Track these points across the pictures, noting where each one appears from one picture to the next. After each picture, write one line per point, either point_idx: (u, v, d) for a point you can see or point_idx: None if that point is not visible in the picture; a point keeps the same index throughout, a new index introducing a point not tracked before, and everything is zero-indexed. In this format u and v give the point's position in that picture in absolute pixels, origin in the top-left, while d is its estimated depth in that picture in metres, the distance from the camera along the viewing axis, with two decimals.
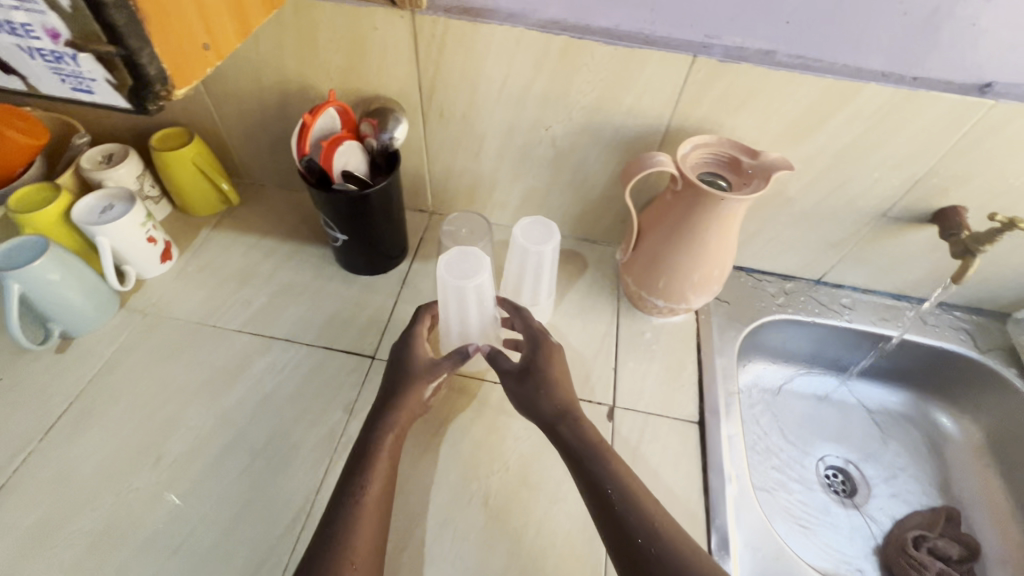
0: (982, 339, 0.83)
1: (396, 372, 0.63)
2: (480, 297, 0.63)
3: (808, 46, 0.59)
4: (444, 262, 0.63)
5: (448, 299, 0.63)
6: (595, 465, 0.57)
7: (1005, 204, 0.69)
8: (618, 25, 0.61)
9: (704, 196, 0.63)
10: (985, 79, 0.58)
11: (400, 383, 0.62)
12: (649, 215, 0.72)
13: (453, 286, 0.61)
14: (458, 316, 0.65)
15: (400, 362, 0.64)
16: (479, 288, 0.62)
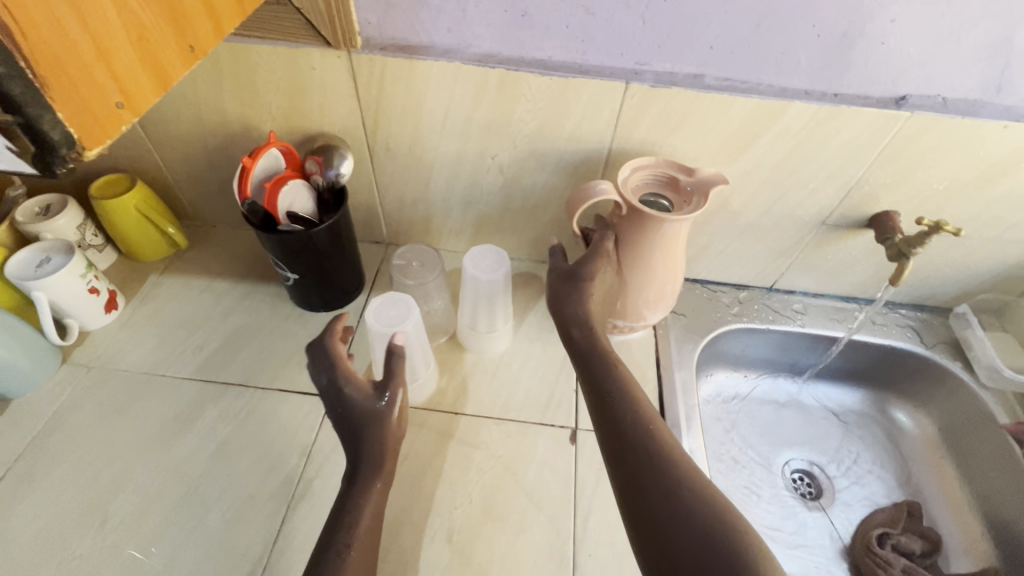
0: (928, 334, 0.86)
1: (344, 412, 0.57)
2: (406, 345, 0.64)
3: (732, 69, 0.62)
4: (371, 307, 0.64)
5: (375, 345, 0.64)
6: (627, 426, 0.56)
7: (932, 206, 0.73)
8: (552, 56, 0.63)
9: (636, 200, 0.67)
10: (899, 93, 0.62)
11: (356, 423, 0.56)
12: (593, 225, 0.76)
13: (377, 332, 0.62)
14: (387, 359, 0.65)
15: (342, 400, 0.57)
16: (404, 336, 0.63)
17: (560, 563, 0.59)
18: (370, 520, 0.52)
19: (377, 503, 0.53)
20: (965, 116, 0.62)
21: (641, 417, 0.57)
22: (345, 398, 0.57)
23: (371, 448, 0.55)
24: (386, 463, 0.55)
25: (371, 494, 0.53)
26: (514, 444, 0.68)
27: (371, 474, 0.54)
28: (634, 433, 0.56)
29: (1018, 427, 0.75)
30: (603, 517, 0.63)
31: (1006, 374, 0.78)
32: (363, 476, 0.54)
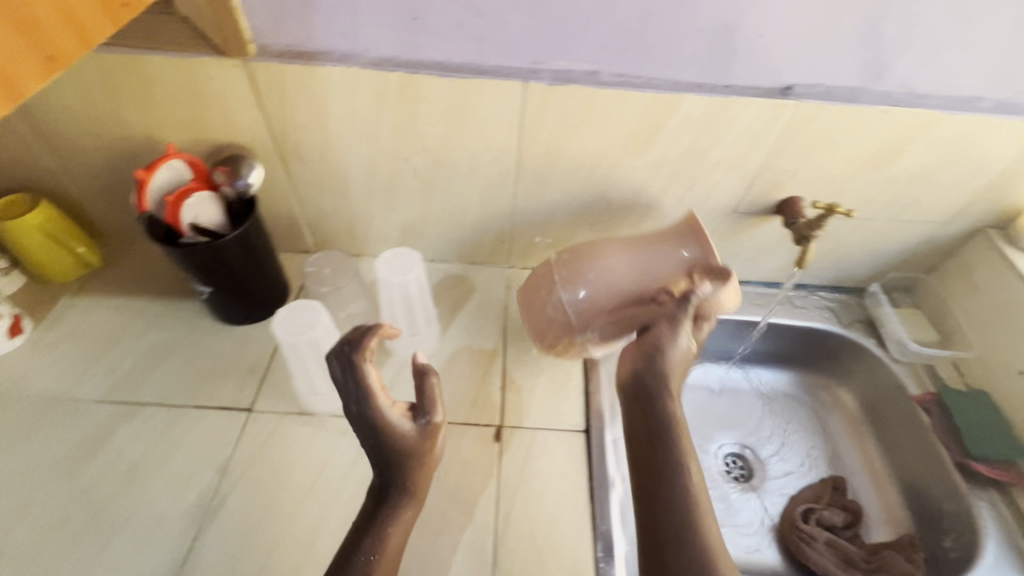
0: (845, 314, 0.89)
1: (380, 448, 0.54)
2: (320, 353, 0.63)
3: (626, 65, 0.63)
4: (279, 316, 0.62)
5: (287, 356, 0.63)
6: (666, 465, 0.54)
7: (832, 190, 0.76)
8: (449, 58, 0.63)
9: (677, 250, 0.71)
10: (785, 83, 0.64)
11: (394, 453, 0.54)
12: (639, 264, 0.71)
13: (286, 342, 0.61)
14: (302, 367, 0.64)
15: (382, 439, 0.54)
16: (314, 342, 0.62)
17: (478, 561, 0.60)
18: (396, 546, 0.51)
19: (405, 526, 0.52)
20: (846, 103, 0.65)
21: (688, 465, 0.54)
22: (386, 433, 0.54)
23: (402, 484, 0.53)
24: (420, 491, 0.54)
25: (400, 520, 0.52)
26: None
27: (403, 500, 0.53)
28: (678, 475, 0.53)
29: (924, 397, 0.79)
30: (524, 512, 0.64)
31: (909, 348, 0.83)
32: (393, 502, 0.52)
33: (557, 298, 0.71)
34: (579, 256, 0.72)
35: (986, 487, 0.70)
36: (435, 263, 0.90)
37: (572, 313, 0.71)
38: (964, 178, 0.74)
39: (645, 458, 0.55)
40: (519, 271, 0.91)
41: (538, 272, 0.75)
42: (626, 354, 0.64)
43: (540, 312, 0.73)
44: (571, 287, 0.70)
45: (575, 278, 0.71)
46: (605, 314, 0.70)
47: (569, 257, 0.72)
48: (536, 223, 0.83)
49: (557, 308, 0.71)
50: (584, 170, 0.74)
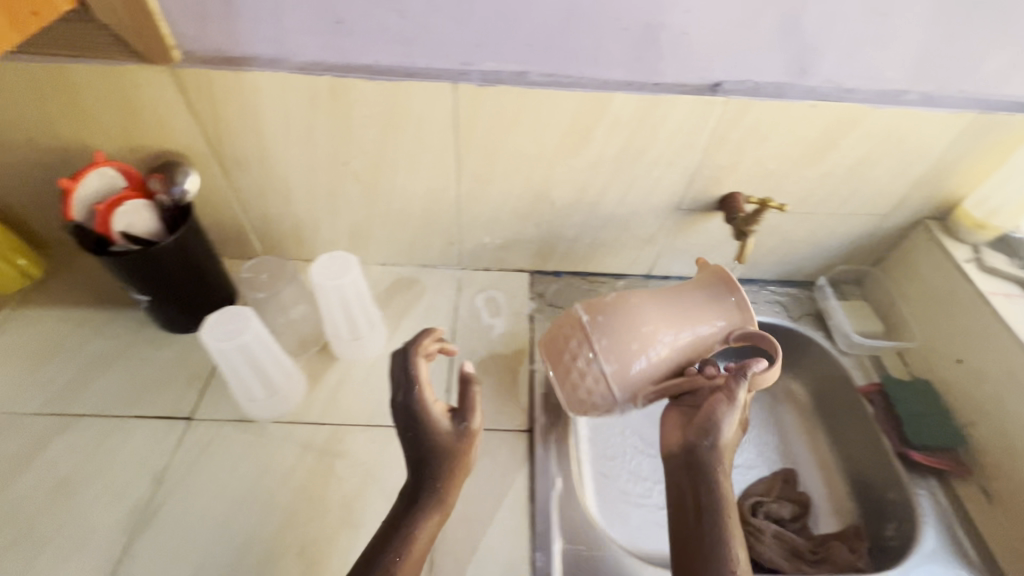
0: (794, 308, 0.90)
1: (424, 446, 0.57)
2: (252, 357, 0.63)
3: (553, 65, 0.64)
4: (208, 321, 0.61)
5: (219, 362, 0.62)
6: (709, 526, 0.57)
7: (771, 185, 0.76)
8: (377, 61, 0.63)
9: (715, 301, 0.67)
10: (713, 79, 0.65)
11: (431, 451, 0.57)
12: (680, 321, 0.66)
13: (214, 348, 0.60)
14: (236, 373, 0.64)
15: (427, 447, 0.57)
16: (246, 347, 0.61)
17: None
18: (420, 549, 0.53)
19: (429, 532, 0.54)
20: (774, 98, 0.66)
21: (724, 525, 0.57)
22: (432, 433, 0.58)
23: (438, 485, 0.56)
24: (449, 497, 0.56)
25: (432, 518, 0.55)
26: (378, 450, 0.69)
27: (433, 507, 0.55)
28: (716, 531, 0.56)
29: (869, 388, 0.79)
30: (463, 513, 0.64)
31: (853, 340, 0.83)
32: (423, 505, 0.55)
33: (594, 370, 0.64)
34: (617, 320, 0.64)
35: (925, 475, 0.71)
36: (386, 266, 0.90)
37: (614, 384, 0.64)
38: (898, 170, 0.74)
39: (691, 526, 0.58)
40: (471, 272, 0.91)
41: (564, 334, 0.67)
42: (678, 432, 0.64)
43: (572, 381, 0.66)
44: (613, 358, 0.63)
45: (615, 348, 0.63)
46: (647, 381, 0.65)
47: (609, 320, 0.64)
48: (483, 224, 0.83)
49: (595, 382, 0.65)
50: (524, 170, 0.74)
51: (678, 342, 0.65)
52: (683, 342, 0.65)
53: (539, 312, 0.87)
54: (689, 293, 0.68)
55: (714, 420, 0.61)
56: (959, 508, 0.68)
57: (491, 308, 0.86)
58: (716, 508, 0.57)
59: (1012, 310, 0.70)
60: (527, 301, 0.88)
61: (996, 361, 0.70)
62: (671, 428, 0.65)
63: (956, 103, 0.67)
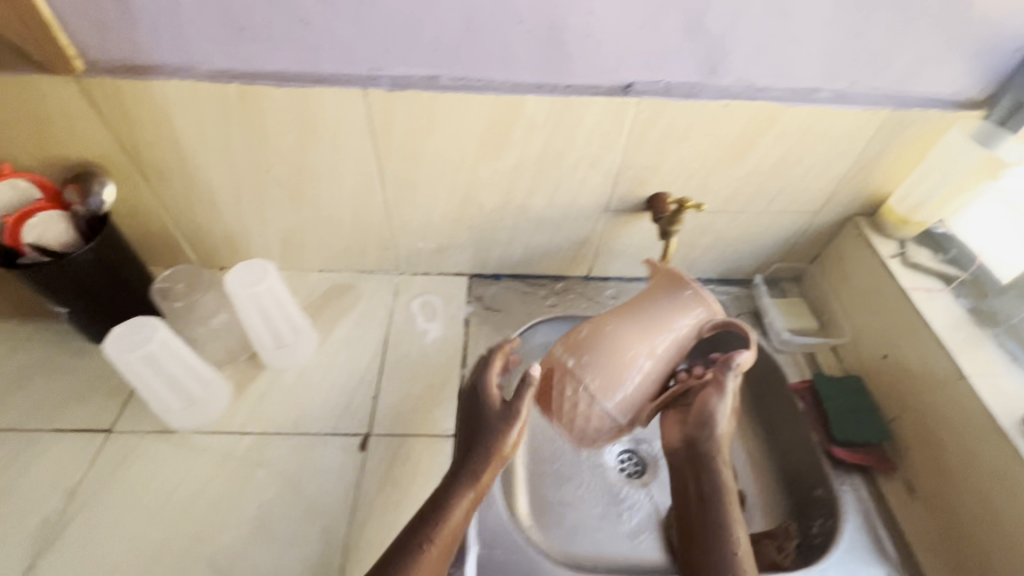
0: (732, 306, 0.91)
1: (480, 423, 0.62)
2: (161, 367, 0.63)
3: (462, 69, 0.63)
4: (113, 333, 0.62)
5: (127, 374, 0.63)
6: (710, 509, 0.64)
7: (696, 185, 0.76)
8: (285, 68, 0.63)
9: (681, 298, 0.66)
10: (624, 81, 0.65)
11: (482, 428, 0.62)
12: (656, 331, 0.64)
13: (118, 360, 0.61)
14: (148, 385, 0.64)
15: (481, 426, 0.62)
16: (151, 357, 0.62)
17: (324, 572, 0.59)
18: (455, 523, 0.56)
19: (465, 508, 0.58)
20: (686, 98, 0.66)
21: (725, 507, 0.64)
22: (488, 413, 0.63)
23: (477, 462, 0.59)
24: (483, 477, 0.59)
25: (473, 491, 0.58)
26: (300, 458, 0.68)
27: (467, 484, 0.58)
28: (715, 511, 0.64)
29: (800, 385, 0.78)
30: (380, 521, 0.64)
31: (783, 337, 0.84)
32: (462, 482, 0.58)
33: (596, 407, 0.63)
34: (602, 358, 0.62)
35: (849, 472, 0.71)
36: (324, 272, 0.90)
37: (617, 415, 0.64)
38: (821, 168, 0.75)
39: (694, 512, 0.66)
40: (410, 277, 0.91)
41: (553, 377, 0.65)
42: (676, 430, 0.70)
43: (579, 422, 0.65)
44: (609, 394, 0.63)
45: (606, 386, 0.62)
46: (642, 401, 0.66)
47: (593, 357, 0.63)
48: (415, 229, 0.83)
49: (600, 420, 0.64)
50: (447, 175, 0.74)
51: (660, 352, 0.65)
52: (665, 349, 0.65)
53: (475, 316, 0.86)
54: (653, 299, 0.67)
55: (708, 412, 0.67)
56: (880, 503, 0.69)
57: (426, 312, 0.86)
58: (716, 493, 0.65)
59: (931, 307, 0.70)
60: (463, 305, 0.88)
61: (916, 358, 0.70)
62: (673, 431, 0.71)
63: (870, 101, 0.68)
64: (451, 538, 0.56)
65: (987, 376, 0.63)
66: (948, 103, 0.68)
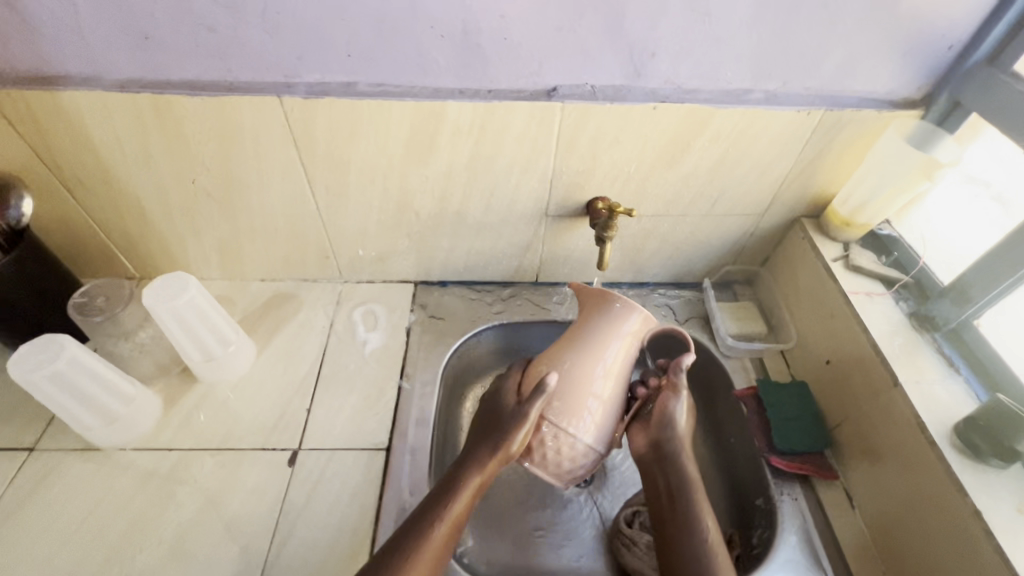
0: (683, 310, 0.88)
1: (500, 416, 0.63)
2: (71, 384, 0.63)
3: (380, 75, 0.62)
4: (17, 354, 0.61)
5: (36, 394, 0.61)
6: (684, 511, 0.61)
7: (634, 189, 0.75)
8: (198, 76, 0.62)
9: (610, 315, 0.63)
10: (547, 84, 0.63)
11: (495, 422, 0.63)
12: (599, 356, 0.62)
13: (23, 380, 0.60)
14: (60, 405, 0.63)
15: (498, 420, 0.62)
16: (59, 375, 0.61)
17: None
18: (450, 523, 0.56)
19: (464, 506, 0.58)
20: (613, 101, 0.64)
21: (698, 506, 0.61)
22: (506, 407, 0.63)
23: (483, 453, 0.60)
24: (489, 467, 0.60)
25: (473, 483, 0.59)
26: (225, 475, 0.67)
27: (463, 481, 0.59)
28: (687, 511, 0.60)
29: (744, 392, 0.77)
30: (302, 539, 0.62)
31: (727, 343, 0.81)
32: (460, 481, 0.59)
33: (568, 442, 0.62)
34: (572, 400, 0.62)
35: (790, 481, 0.69)
36: (267, 281, 0.89)
37: (600, 446, 0.64)
38: (760, 170, 0.73)
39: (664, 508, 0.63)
40: (354, 285, 0.89)
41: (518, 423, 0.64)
42: (641, 436, 0.67)
43: (559, 462, 0.63)
44: (589, 432, 0.62)
45: (569, 420, 0.61)
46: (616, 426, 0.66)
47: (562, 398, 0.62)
48: (353, 237, 0.81)
49: (579, 455, 0.63)
50: (377, 182, 0.72)
51: (610, 371, 0.63)
52: (615, 367, 0.63)
53: (418, 324, 0.85)
54: (584, 324, 0.64)
55: (668, 414, 0.66)
56: (819, 513, 0.67)
57: (368, 321, 0.84)
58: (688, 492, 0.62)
59: (870, 311, 0.69)
60: (407, 313, 0.86)
61: (856, 364, 0.68)
62: (639, 438, 0.68)
63: (804, 101, 0.66)
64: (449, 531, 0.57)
65: (922, 382, 0.61)
66: (885, 102, 0.66)
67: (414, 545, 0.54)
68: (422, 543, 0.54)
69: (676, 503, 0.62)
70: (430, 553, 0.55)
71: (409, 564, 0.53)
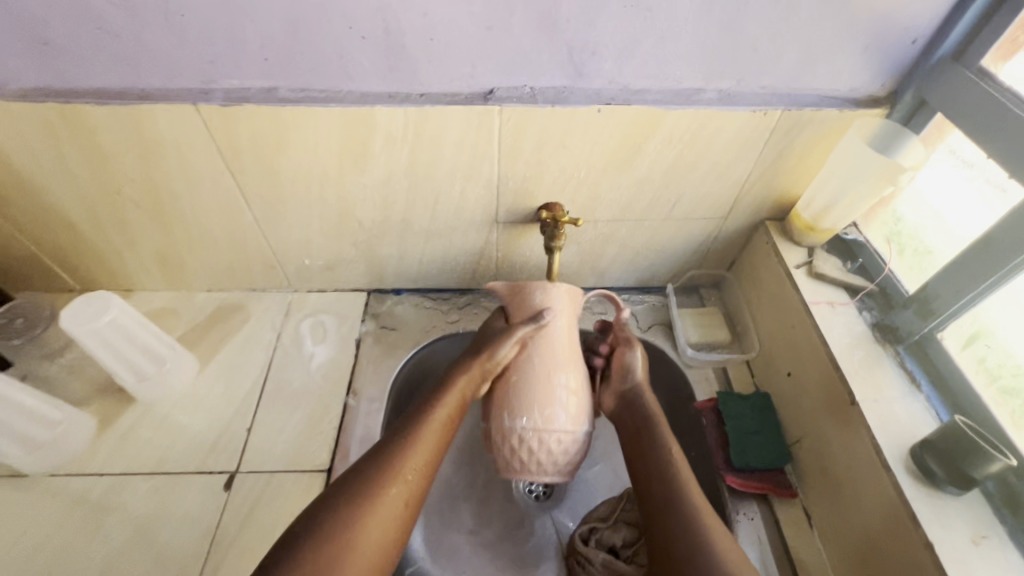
0: (644, 318, 0.84)
1: (480, 343, 0.65)
2: None
3: (301, 80, 0.58)
4: None
5: None
6: (650, 438, 0.62)
7: (587, 193, 0.71)
8: (107, 83, 0.58)
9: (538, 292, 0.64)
10: (483, 86, 0.59)
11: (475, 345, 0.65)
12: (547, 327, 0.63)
13: None
14: None
15: (479, 345, 0.65)
16: None
17: None
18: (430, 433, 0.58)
19: (441, 421, 0.60)
20: (554, 104, 0.60)
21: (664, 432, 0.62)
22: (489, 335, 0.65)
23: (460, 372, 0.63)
24: (464, 381, 0.62)
25: (455, 391, 0.62)
26: (158, 501, 0.64)
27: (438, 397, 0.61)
28: (655, 439, 0.62)
29: (704, 404, 0.73)
30: (233, 568, 0.60)
31: (690, 354, 0.78)
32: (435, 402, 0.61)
33: (552, 431, 0.60)
34: (542, 389, 0.61)
35: (747, 500, 0.66)
36: (214, 291, 0.85)
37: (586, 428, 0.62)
38: (719, 172, 0.69)
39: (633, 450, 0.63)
40: (304, 294, 0.85)
41: (493, 431, 0.62)
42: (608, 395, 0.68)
43: (549, 456, 0.61)
44: (576, 419, 0.61)
45: (543, 412, 0.60)
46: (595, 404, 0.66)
47: (533, 391, 0.61)
48: (297, 246, 0.77)
49: (566, 445, 0.61)
50: (314, 190, 0.69)
51: (564, 339, 0.64)
52: (567, 333, 0.64)
53: (369, 335, 0.81)
54: (524, 299, 0.65)
55: (627, 366, 0.68)
56: (776, 534, 0.64)
57: (316, 333, 0.81)
58: (652, 423, 0.63)
59: (831, 322, 0.65)
60: (357, 324, 0.82)
61: (817, 379, 0.65)
62: (607, 398, 0.69)
63: (760, 100, 0.62)
64: (439, 436, 0.59)
65: (880, 401, 0.58)
66: (847, 100, 0.62)
67: (405, 441, 0.57)
68: (414, 440, 0.57)
69: (641, 434, 0.63)
70: (419, 451, 0.57)
71: (399, 454, 0.55)
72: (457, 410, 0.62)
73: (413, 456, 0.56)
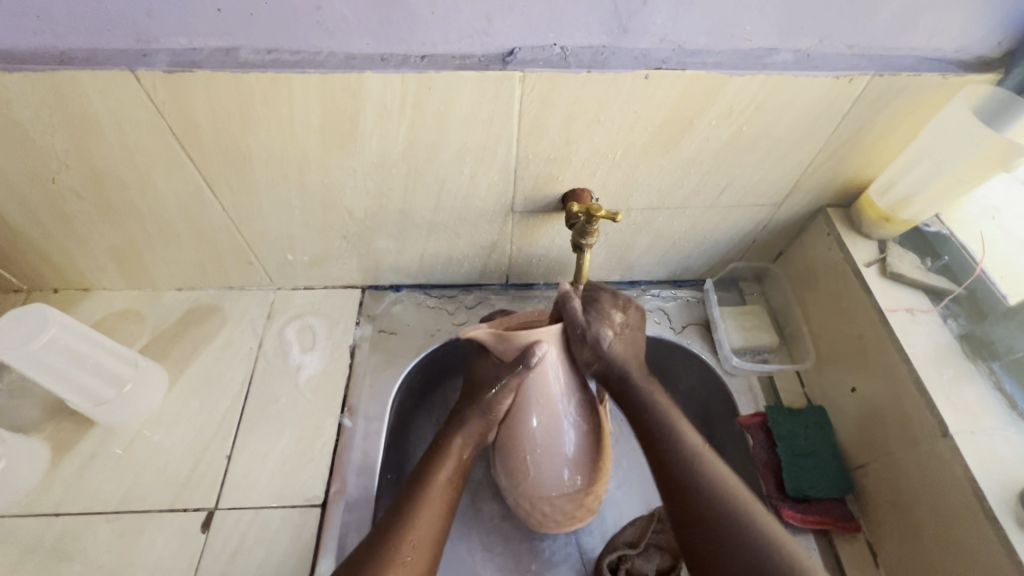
0: (678, 317, 0.74)
1: (473, 393, 0.58)
2: None
3: (269, 38, 0.45)
4: None
5: None
6: (642, 417, 0.54)
7: (623, 177, 0.59)
8: (14, 42, 0.45)
9: (516, 338, 0.55)
10: (502, 46, 0.47)
11: (476, 389, 0.58)
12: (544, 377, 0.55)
13: None
14: None
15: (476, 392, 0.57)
16: None
17: None
18: (433, 505, 0.51)
19: (445, 485, 0.53)
20: (590, 69, 0.47)
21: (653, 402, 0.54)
22: (480, 382, 0.58)
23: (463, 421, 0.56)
24: (463, 435, 0.56)
25: (452, 453, 0.54)
26: (123, 547, 0.55)
27: (437, 458, 0.54)
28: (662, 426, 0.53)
29: (750, 419, 0.64)
30: None
31: (733, 362, 0.69)
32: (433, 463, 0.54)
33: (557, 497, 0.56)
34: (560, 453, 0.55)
35: (804, 532, 0.59)
36: (184, 290, 0.73)
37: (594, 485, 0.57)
38: (783, 153, 0.57)
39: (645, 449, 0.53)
40: (288, 292, 0.74)
41: (532, 499, 0.57)
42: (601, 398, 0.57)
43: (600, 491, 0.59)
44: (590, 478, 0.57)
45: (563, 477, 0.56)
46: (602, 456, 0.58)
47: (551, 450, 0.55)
48: (277, 241, 0.66)
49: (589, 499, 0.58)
50: (292, 176, 0.57)
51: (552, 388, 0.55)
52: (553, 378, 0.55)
53: (365, 341, 0.71)
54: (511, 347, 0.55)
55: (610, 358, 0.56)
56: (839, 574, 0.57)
57: (304, 340, 0.70)
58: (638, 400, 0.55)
59: (912, 333, 0.55)
60: (352, 328, 0.72)
61: (884, 383, 0.56)
62: (600, 411, 0.59)
63: (846, 63, 0.49)
64: (443, 499, 0.52)
65: (978, 434, 0.49)
66: (952, 63, 0.50)
67: (401, 521, 0.49)
68: (411, 518, 0.49)
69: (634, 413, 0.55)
70: (423, 524, 0.49)
71: (394, 537, 0.48)
72: (460, 468, 0.55)
73: (413, 533, 0.49)
